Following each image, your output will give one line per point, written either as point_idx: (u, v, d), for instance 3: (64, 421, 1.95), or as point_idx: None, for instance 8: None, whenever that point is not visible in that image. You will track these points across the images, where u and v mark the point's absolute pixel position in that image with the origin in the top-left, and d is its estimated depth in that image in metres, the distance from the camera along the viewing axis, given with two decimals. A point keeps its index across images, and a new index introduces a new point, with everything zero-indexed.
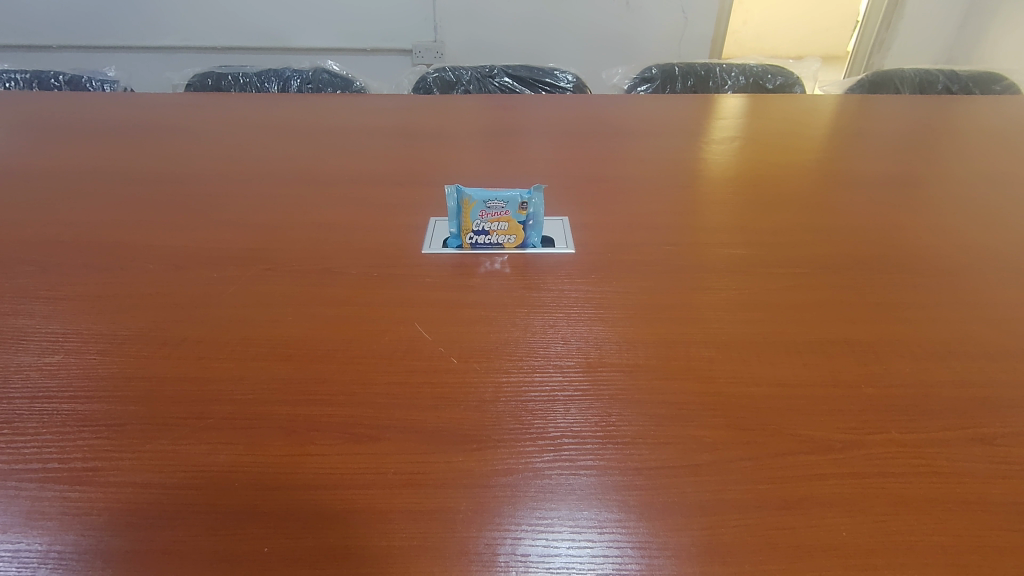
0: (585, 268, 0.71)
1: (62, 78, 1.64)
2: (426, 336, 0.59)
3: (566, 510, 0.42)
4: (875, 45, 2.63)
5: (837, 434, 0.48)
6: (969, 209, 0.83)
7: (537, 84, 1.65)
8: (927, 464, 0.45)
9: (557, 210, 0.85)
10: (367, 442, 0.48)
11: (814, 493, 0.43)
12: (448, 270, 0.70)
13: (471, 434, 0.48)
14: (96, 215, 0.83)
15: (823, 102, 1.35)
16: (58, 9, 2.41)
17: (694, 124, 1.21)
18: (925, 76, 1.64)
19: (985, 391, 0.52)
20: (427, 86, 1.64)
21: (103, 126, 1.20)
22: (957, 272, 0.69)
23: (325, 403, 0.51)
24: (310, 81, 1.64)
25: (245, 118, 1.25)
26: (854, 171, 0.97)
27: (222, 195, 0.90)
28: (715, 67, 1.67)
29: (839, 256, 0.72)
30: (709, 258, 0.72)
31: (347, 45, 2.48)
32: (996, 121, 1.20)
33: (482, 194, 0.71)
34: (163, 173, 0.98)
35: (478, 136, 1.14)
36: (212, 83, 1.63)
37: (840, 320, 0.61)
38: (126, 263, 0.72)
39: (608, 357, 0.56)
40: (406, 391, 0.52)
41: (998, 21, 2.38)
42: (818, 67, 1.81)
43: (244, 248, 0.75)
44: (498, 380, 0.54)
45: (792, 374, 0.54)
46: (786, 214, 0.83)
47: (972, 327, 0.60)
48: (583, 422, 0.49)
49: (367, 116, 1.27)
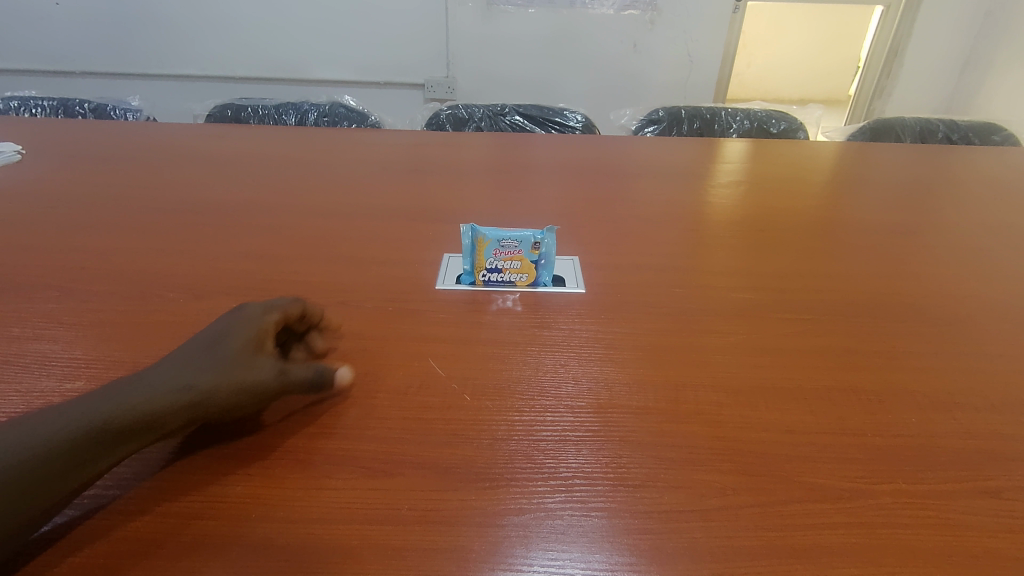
0: (595, 308, 0.72)
1: (87, 106, 1.70)
2: (439, 372, 0.60)
3: (577, 552, 0.43)
4: (876, 91, 2.70)
5: (845, 482, 0.48)
6: (971, 259, 0.85)
7: (547, 123, 1.70)
8: (937, 517, 0.46)
9: (567, 249, 0.87)
10: (381, 477, 0.48)
11: (823, 541, 0.44)
12: (460, 307, 0.72)
13: (484, 472, 0.49)
14: (119, 243, 0.86)
15: (825, 149, 1.38)
16: (85, 37, 2.50)
17: (700, 167, 1.24)
18: (926, 125, 1.68)
19: (990, 442, 0.53)
20: (440, 122, 1.69)
21: (126, 154, 1.24)
22: (960, 322, 0.70)
23: (339, 437, 0.52)
24: (327, 114, 1.69)
25: (264, 150, 1.29)
26: (857, 219, 0.99)
27: (241, 226, 0.92)
28: (721, 111, 1.72)
29: (844, 303, 0.73)
30: (717, 301, 0.74)
31: (362, 78, 2.55)
32: (998, 173, 1.23)
33: (497, 233, 0.73)
34: (184, 202, 1.01)
35: (489, 173, 1.17)
36: (232, 114, 1.68)
37: (845, 367, 0.62)
38: (148, 290, 0.74)
39: (618, 398, 0.57)
40: (419, 426, 0.53)
41: (995, 71, 2.45)
42: (821, 114, 1.86)
43: (262, 279, 0.77)
44: (510, 419, 0.54)
45: (801, 422, 0.55)
46: (790, 259, 0.85)
47: (977, 378, 0.61)
48: (594, 463, 0.50)
49: (382, 151, 1.30)
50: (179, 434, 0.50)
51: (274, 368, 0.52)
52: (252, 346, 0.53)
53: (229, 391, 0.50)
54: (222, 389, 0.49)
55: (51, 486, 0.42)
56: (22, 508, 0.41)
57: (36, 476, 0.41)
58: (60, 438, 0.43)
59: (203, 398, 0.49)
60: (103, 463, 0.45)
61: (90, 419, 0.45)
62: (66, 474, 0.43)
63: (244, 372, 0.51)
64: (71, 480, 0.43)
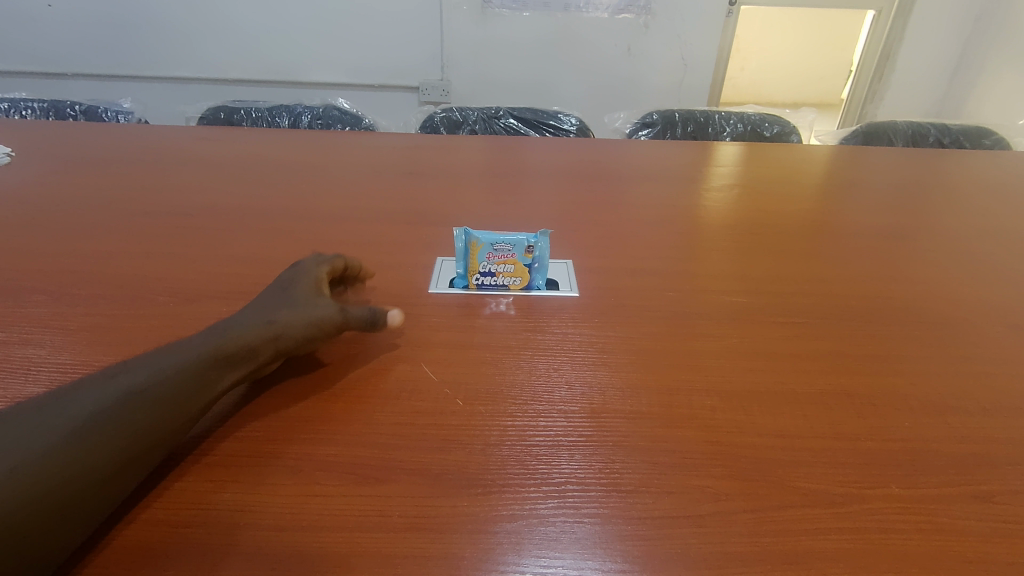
0: (588, 312, 0.72)
1: (78, 108, 1.68)
2: (432, 377, 0.60)
3: (570, 559, 0.42)
4: (868, 95, 2.72)
5: (838, 487, 0.48)
6: (962, 263, 0.85)
7: (541, 126, 1.70)
8: (929, 521, 0.46)
9: (561, 252, 0.87)
10: (372, 484, 0.48)
11: (816, 547, 0.43)
12: (453, 311, 0.72)
13: (476, 478, 0.49)
14: (109, 247, 0.85)
15: (818, 152, 1.39)
16: (78, 38, 2.48)
17: (693, 171, 1.24)
18: (917, 129, 1.69)
19: (982, 446, 0.53)
20: (434, 125, 1.69)
21: (117, 157, 1.23)
22: (952, 326, 0.70)
23: (330, 443, 0.52)
24: (320, 117, 1.68)
25: (257, 153, 1.28)
26: (850, 222, 0.99)
27: (233, 229, 0.91)
28: (715, 114, 1.73)
29: (837, 306, 0.74)
30: (710, 305, 0.74)
31: (356, 80, 2.55)
32: (989, 177, 1.24)
33: (490, 236, 0.73)
34: (176, 206, 1.00)
35: (483, 176, 1.17)
36: (225, 116, 1.67)
37: (838, 371, 0.62)
38: (138, 294, 0.73)
39: (611, 403, 0.57)
40: (411, 432, 0.53)
41: (986, 76, 2.47)
42: (814, 117, 1.87)
43: (254, 283, 0.76)
44: (502, 423, 0.54)
45: (794, 426, 0.55)
46: (783, 262, 0.85)
47: (969, 382, 0.61)
48: (587, 469, 0.50)
49: (376, 153, 1.30)
50: (263, 370, 0.58)
51: (333, 305, 0.62)
52: (303, 295, 0.63)
53: (304, 323, 0.59)
54: (301, 322, 0.59)
55: (168, 416, 0.48)
56: (160, 420, 0.47)
57: (148, 417, 0.46)
58: (170, 377, 0.50)
59: (283, 333, 0.57)
60: (210, 394, 0.52)
61: (190, 359, 0.51)
62: (182, 406, 0.49)
63: (310, 310, 0.60)
64: (187, 411, 0.49)
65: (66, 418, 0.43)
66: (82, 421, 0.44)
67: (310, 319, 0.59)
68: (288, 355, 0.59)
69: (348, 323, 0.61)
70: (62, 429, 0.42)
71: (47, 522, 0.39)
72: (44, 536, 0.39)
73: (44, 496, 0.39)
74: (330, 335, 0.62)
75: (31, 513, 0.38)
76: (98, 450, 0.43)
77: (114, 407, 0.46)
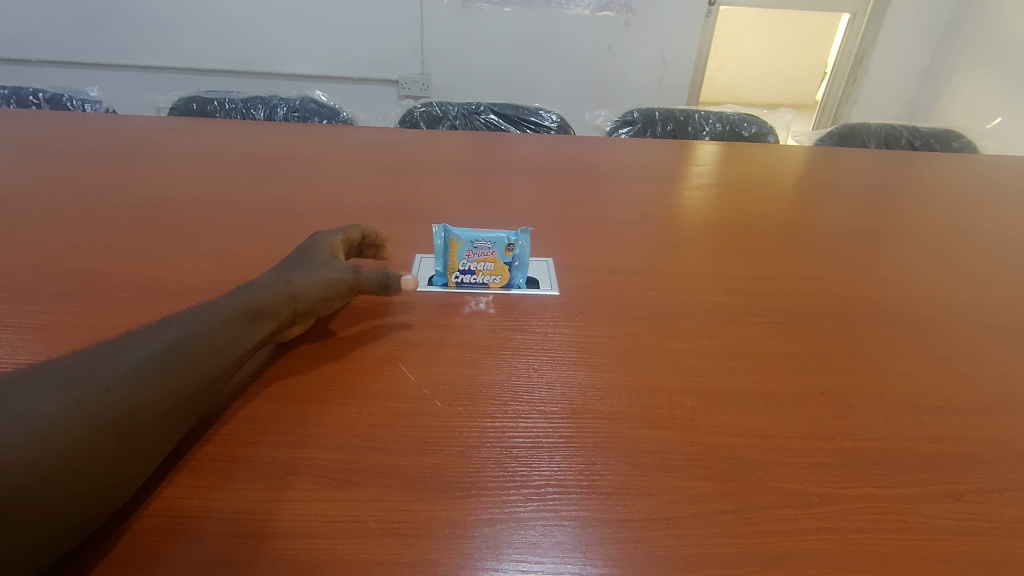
0: (569, 311, 0.72)
1: (42, 96, 1.62)
2: (410, 377, 0.59)
3: (550, 563, 0.42)
4: (843, 97, 2.77)
5: (816, 487, 0.49)
6: (934, 264, 0.87)
7: (522, 122, 1.69)
8: (904, 520, 0.46)
9: (541, 251, 0.87)
10: (347, 488, 0.47)
11: (794, 548, 0.44)
12: (432, 309, 0.70)
13: (455, 481, 0.48)
14: (73, 241, 0.82)
15: (795, 153, 1.41)
16: (43, 24, 2.39)
17: (673, 169, 1.25)
18: (890, 131, 1.72)
19: (954, 446, 0.54)
20: (414, 120, 1.66)
21: (83, 148, 1.19)
22: (925, 326, 0.71)
23: (304, 445, 0.50)
24: (297, 109, 1.65)
25: (230, 145, 1.25)
26: (826, 222, 1.01)
27: (205, 224, 0.89)
28: (694, 113, 1.74)
29: (814, 306, 0.74)
30: (690, 304, 0.74)
31: (334, 73, 2.50)
32: (959, 179, 1.26)
33: (470, 234, 0.72)
34: (145, 199, 0.97)
35: (463, 173, 1.16)
36: (197, 107, 1.63)
37: (815, 371, 0.62)
38: (103, 290, 0.70)
39: (592, 404, 0.57)
40: (388, 434, 0.52)
41: (955, 80, 2.54)
42: (791, 118, 1.90)
43: (226, 280, 0.74)
44: (482, 425, 0.53)
45: (772, 426, 0.55)
46: (761, 262, 0.86)
47: (941, 381, 0.62)
48: (567, 470, 0.49)
49: (354, 148, 1.28)
50: (286, 329, 0.61)
51: (346, 267, 0.66)
52: (318, 258, 0.66)
53: (323, 285, 0.63)
54: (321, 284, 0.62)
55: (212, 365, 0.51)
56: (208, 367, 0.51)
57: (197, 364, 0.50)
58: (211, 330, 0.53)
59: (305, 294, 0.61)
60: (246, 345, 0.55)
61: (227, 315, 0.55)
62: (223, 357, 0.52)
63: (326, 271, 0.64)
64: (228, 361, 0.53)
65: (127, 361, 0.47)
66: (139, 364, 0.47)
67: (330, 281, 0.62)
68: (308, 313, 0.63)
69: (362, 285, 0.65)
70: (122, 384, 0.45)
71: (111, 479, 0.42)
72: (109, 483, 0.42)
73: (110, 455, 0.42)
74: (345, 296, 0.65)
75: (100, 470, 0.41)
76: (157, 388, 0.46)
77: (163, 357, 0.49)
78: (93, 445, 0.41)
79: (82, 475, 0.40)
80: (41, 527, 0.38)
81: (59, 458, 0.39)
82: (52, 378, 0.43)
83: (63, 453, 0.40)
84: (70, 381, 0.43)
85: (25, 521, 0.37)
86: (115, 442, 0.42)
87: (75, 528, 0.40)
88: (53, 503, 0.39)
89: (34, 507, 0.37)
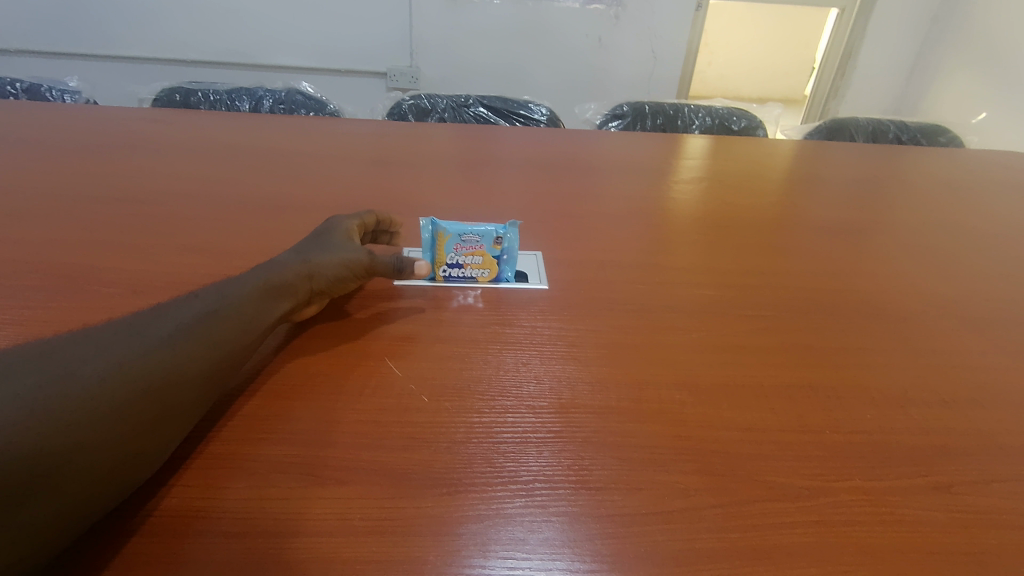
0: (558, 305, 0.71)
1: (20, 86, 1.58)
2: (397, 372, 0.58)
3: (537, 560, 0.41)
4: (831, 91, 2.78)
5: (805, 480, 0.49)
6: (920, 257, 0.88)
7: (512, 115, 1.68)
8: (891, 513, 0.46)
9: (530, 244, 0.86)
10: (333, 485, 0.46)
11: (782, 542, 0.43)
12: (419, 304, 0.70)
13: (441, 478, 0.47)
14: (50, 234, 0.80)
15: (784, 147, 1.41)
16: (21, 13, 2.34)
17: (663, 163, 1.24)
18: (878, 125, 1.73)
19: (941, 438, 0.54)
20: (402, 112, 1.65)
21: (62, 140, 1.16)
22: (912, 319, 0.72)
23: (288, 443, 0.49)
24: (283, 101, 1.62)
25: (214, 137, 1.23)
26: (814, 216, 1.01)
27: (187, 218, 0.87)
28: (684, 107, 1.73)
29: (803, 300, 0.74)
30: (679, 298, 0.74)
31: (321, 65, 2.47)
32: (945, 174, 1.27)
33: (458, 227, 0.71)
34: (126, 191, 0.95)
35: (452, 166, 1.14)
36: (181, 98, 1.60)
37: (804, 364, 0.62)
38: (81, 284, 0.69)
39: (580, 398, 0.56)
40: (374, 430, 0.51)
41: (941, 75, 2.55)
42: (779, 112, 1.90)
43: (209, 274, 0.73)
44: (469, 420, 0.53)
45: (761, 420, 0.55)
46: (750, 255, 0.86)
47: (928, 374, 0.62)
48: (555, 466, 0.49)
49: (341, 140, 1.26)
50: (305, 307, 0.63)
51: (362, 248, 0.68)
52: (335, 240, 0.69)
53: (341, 265, 0.65)
54: (339, 263, 0.65)
55: (239, 336, 0.53)
56: (236, 338, 0.52)
57: (226, 334, 0.52)
58: (238, 303, 0.55)
59: (323, 272, 0.64)
60: (271, 318, 0.57)
61: (252, 289, 0.57)
62: (250, 328, 0.54)
63: (342, 251, 0.66)
64: (254, 334, 0.55)
65: (160, 330, 0.48)
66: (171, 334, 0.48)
67: (347, 261, 0.65)
68: (325, 291, 0.65)
69: (377, 265, 0.68)
70: (157, 355, 0.46)
71: (146, 440, 0.43)
72: (143, 446, 0.43)
73: (144, 424, 0.43)
74: (361, 277, 0.68)
75: (135, 437, 0.42)
76: (189, 357, 0.48)
77: (193, 327, 0.50)
78: (131, 411, 0.42)
79: (122, 435, 0.41)
80: (78, 489, 0.38)
81: (100, 420, 0.40)
82: (88, 343, 0.44)
83: (102, 411, 0.41)
84: (106, 346, 0.45)
85: (66, 482, 0.38)
86: (155, 403, 0.44)
87: (117, 486, 0.41)
88: (94, 465, 0.39)
89: (76, 467, 0.38)
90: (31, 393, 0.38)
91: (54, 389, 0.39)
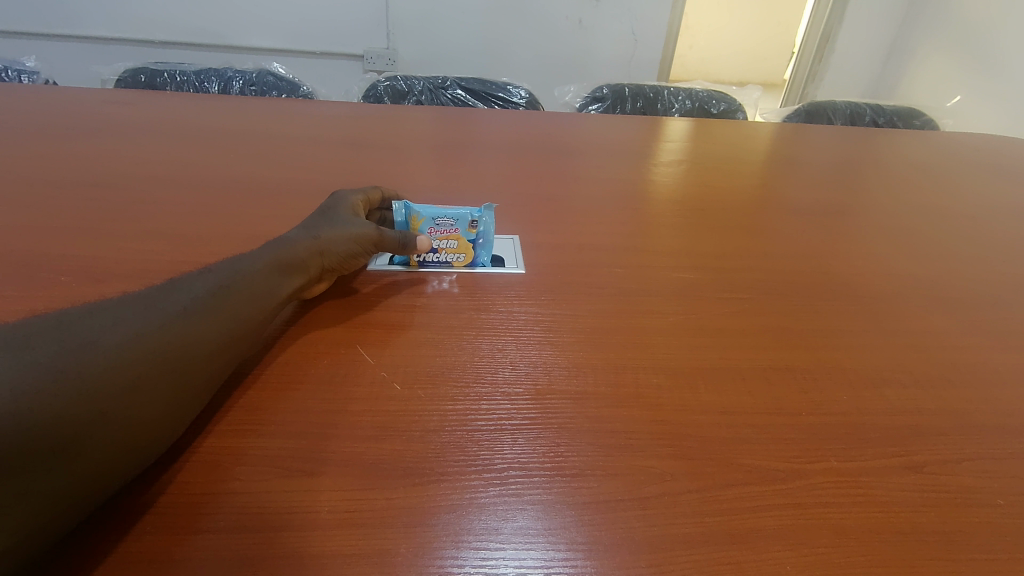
0: (535, 289, 0.70)
1: None
2: (369, 360, 0.56)
3: (511, 549, 0.40)
4: (809, 75, 2.79)
5: (781, 463, 0.48)
6: (895, 239, 0.88)
7: (490, 98, 1.65)
8: (866, 494, 0.46)
9: (507, 228, 0.84)
10: (300, 477, 0.44)
11: (758, 525, 0.43)
12: (393, 290, 0.68)
13: (413, 467, 0.46)
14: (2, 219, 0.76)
15: (763, 130, 1.41)
16: None
17: (642, 145, 1.23)
18: (855, 108, 1.74)
19: (914, 419, 0.54)
20: (378, 94, 1.61)
21: (17, 121, 1.11)
22: (887, 300, 0.72)
23: (254, 434, 0.48)
24: (253, 83, 1.57)
25: (180, 119, 1.18)
26: (791, 198, 1.01)
27: (150, 202, 0.84)
28: (664, 89, 1.72)
29: (780, 282, 0.74)
30: (658, 281, 0.73)
31: (294, 46, 2.40)
32: (920, 156, 1.28)
33: (431, 211, 0.70)
34: (85, 175, 0.91)
35: (428, 149, 1.12)
36: (146, 79, 1.54)
37: (781, 346, 0.62)
38: (34, 271, 0.65)
39: (557, 383, 0.55)
40: (345, 419, 0.50)
41: (916, 59, 2.58)
42: (759, 95, 1.89)
43: (172, 261, 0.70)
44: (443, 408, 0.51)
45: (738, 403, 0.54)
46: (729, 238, 0.85)
47: (902, 355, 0.62)
48: (530, 453, 0.48)
49: (314, 122, 1.22)
50: (313, 283, 0.62)
51: (370, 223, 0.67)
52: (341, 215, 0.68)
53: (349, 239, 0.64)
54: (347, 239, 0.64)
55: (255, 310, 0.52)
56: (252, 312, 0.51)
57: (242, 308, 0.50)
58: (252, 276, 0.54)
59: (332, 248, 0.63)
60: (283, 293, 0.56)
61: (264, 263, 0.56)
62: (265, 303, 0.53)
63: (351, 226, 0.65)
64: (268, 309, 0.54)
65: (179, 300, 0.46)
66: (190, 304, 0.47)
67: (355, 236, 0.64)
68: (333, 268, 0.64)
69: (384, 241, 0.67)
70: (176, 326, 0.44)
71: (166, 414, 0.42)
72: (163, 420, 0.41)
73: (162, 398, 0.41)
74: (369, 252, 0.67)
75: (152, 412, 0.40)
76: (208, 329, 0.46)
77: (212, 299, 0.49)
78: (150, 384, 0.40)
79: (145, 407, 0.40)
80: (92, 464, 0.36)
81: (126, 391, 0.39)
82: (108, 311, 0.42)
83: (130, 381, 0.39)
84: (126, 316, 0.43)
85: (81, 454, 0.36)
86: (177, 375, 0.43)
87: (137, 458, 0.40)
88: (111, 438, 0.37)
89: (94, 437, 0.36)
90: (50, 359, 0.36)
91: (74, 357, 0.37)
